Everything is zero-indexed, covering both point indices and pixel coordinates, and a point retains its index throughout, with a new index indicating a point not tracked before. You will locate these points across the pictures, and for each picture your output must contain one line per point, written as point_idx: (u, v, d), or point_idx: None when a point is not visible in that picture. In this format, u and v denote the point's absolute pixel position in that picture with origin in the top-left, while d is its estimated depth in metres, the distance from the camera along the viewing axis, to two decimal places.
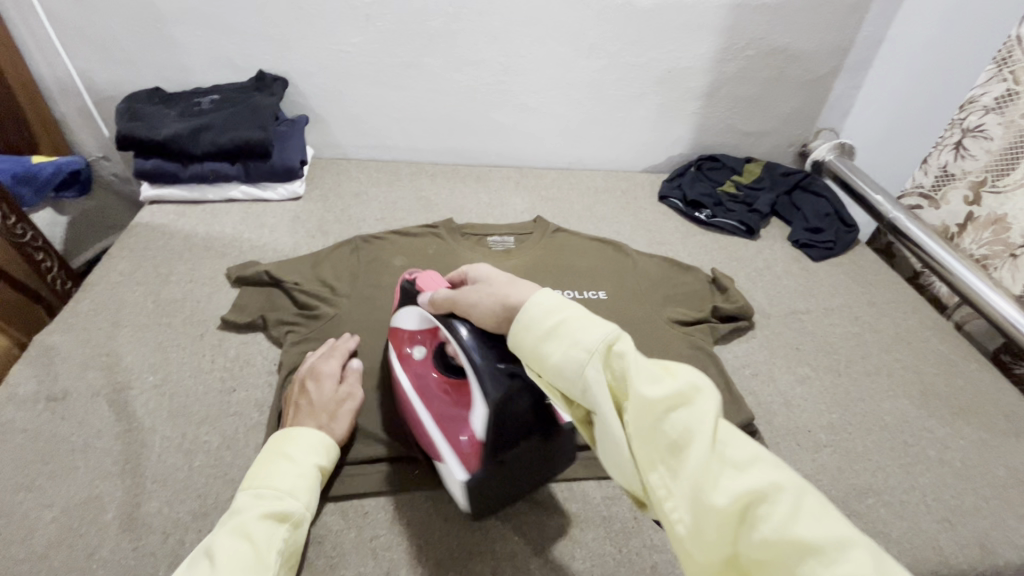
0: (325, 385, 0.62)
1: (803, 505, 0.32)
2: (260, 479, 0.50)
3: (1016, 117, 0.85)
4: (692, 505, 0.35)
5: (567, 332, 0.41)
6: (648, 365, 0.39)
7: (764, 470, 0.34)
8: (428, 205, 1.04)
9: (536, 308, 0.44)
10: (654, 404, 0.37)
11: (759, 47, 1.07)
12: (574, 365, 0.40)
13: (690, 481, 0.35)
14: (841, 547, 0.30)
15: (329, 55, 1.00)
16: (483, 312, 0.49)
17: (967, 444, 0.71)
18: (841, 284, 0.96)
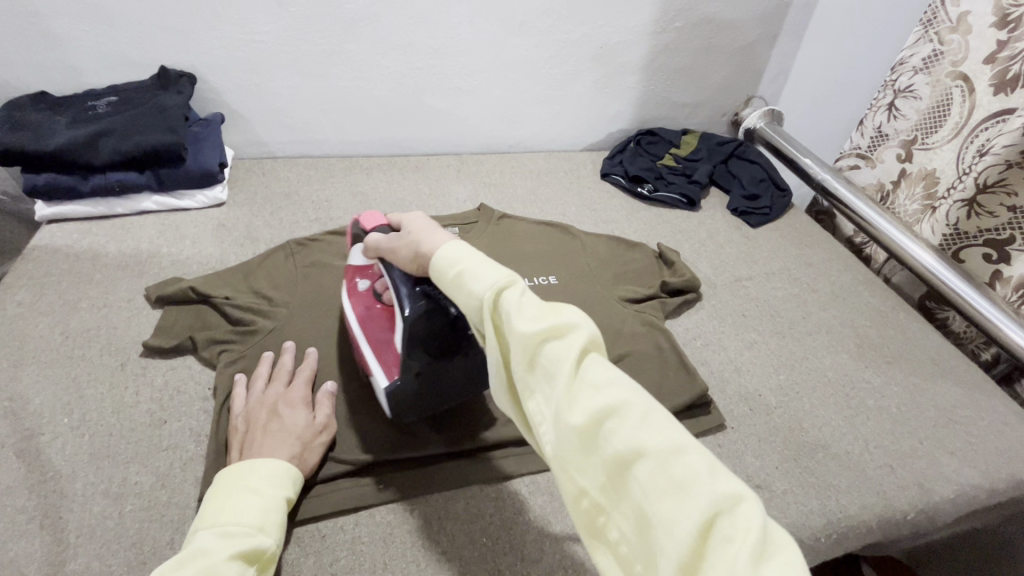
0: (297, 411, 0.59)
1: (651, 422, 0.33)
2: (225, 514, 0.47)
3: (942, 75, 0.89)
4: (556, 426, 0.36)
5: (461, 277, 0.42)
6: (532, 303, 0.40)
7: (622, 391, 0.35)
8: (365, 201, 0.99)
9: (444, 257, 0.44)
10: (532, 338, 0.37)
11: (688, 19, 1.08)
12: (467, 304, 0.41)
13: (556, 405, 0.36)
14: (678, 454, 0.31)
15: (240, 46, 0.92)
16: (406, 258, 0.51)
17: (901, 391, 0.75)
18: (779, 247, 0.99)
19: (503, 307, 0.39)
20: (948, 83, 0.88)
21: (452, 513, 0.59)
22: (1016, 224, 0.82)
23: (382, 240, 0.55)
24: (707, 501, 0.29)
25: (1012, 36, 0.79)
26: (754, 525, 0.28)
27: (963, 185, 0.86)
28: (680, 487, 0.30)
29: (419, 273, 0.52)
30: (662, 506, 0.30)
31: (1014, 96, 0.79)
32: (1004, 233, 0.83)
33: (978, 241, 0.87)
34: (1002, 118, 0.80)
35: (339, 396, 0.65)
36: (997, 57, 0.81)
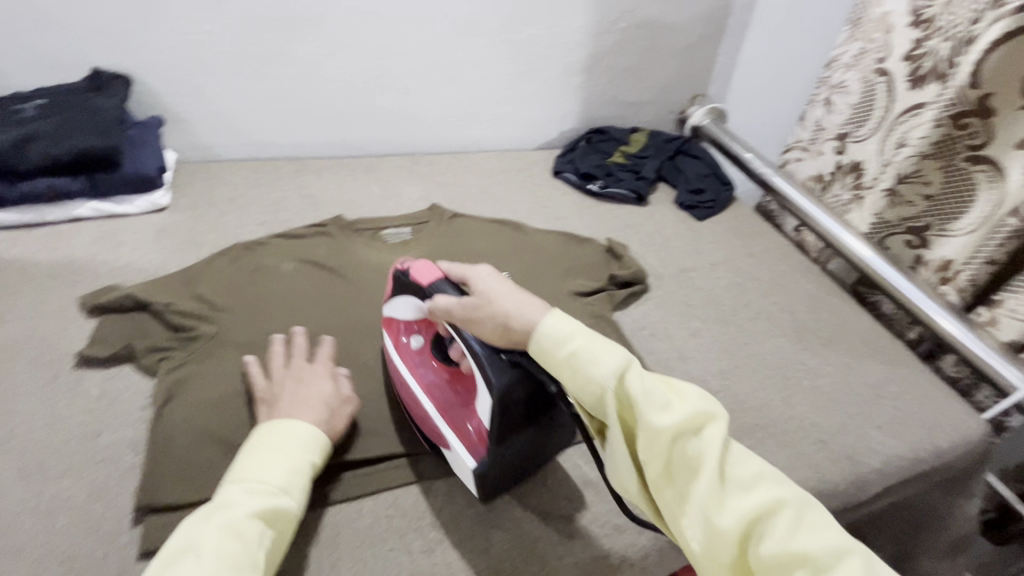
0: (322, 382, 0.61)
1: (800, 521, 0.44)
2: (253, 473, 0.49)
3: (869, 71, 0.93)
4: (704, 523, 0.45)
5: (580, 356, 0.49)
6: (657, 394, 0.48)
7: (767, 491, 0.45)
8: (315, 203, 0.98)
9: (550, 335, 0.50)
10: (670, 434, 0.46)
11: (631, 20, 1.11)
12: (586, 390, 0.49)
13: (707, 508, 0.45)
14: (834, 555, 0.42)
15: (179, 46, 0.90)
16: (489, 330, 0.52)
17: (835, 370, 0.80)
18: (723, 238, 1.03)
19: (631, 396, 0.48)
20: (873, 78, 0.93)
21: (400, 511, 0.60)
22: (932, 212, 0.88)
23: (454, 303, 0.53)
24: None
25: (924, 36, 0.84)
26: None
27: (886, 175, 0.92)
28: None
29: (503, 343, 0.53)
30: None
31: (926, 90, 0.84)
32: (922, 220, 0.90)
33: (900, 229, 0.93)
34: (914, 112, 0.86)
35: None
36: (913, 54, 0.86)
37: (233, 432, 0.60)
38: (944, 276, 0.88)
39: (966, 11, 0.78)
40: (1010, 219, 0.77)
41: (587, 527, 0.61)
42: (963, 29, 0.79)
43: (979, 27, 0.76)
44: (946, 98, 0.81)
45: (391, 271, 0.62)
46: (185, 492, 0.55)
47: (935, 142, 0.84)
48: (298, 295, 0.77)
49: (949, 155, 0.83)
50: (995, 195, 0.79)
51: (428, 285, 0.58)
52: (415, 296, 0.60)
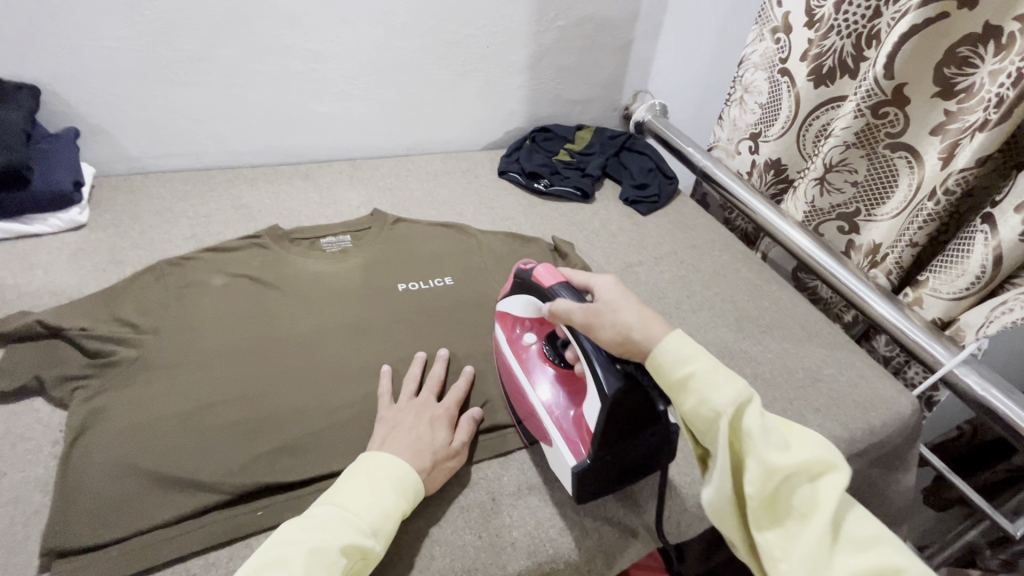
0: (441, 428, 0.62)
1: None
2: (356, 500, 0.51)
3: (773, 71, 0.98)
4: (810, 574, 0.43)
5: (698, 382, 0.48)
6: (773, 432, 0.47)
7: (883, 555, 0.44)
8: (248, 213, 0.94)
9: (671, 354, 0.49)
10: (784, 473, 0.45)
11: (569, 18, 1.11)
12: (699, 412, 0.48)
13: (815, 559, 0.43)
14: None
15: (91, 54, 0.85)
16: (608, 339, 0.53)
17: (774, 357, 0.81)
18: (667, 232, 1.05)
19: (746, 428, 0.46)
20: (777, 78, 0.97)
21: None
22: (860, 199, 0.92)
23: (576, 308, 0.56)
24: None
25: (819, 35, 0.88)
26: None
27: (814, 166, 0.93)
28: None
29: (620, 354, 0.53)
30: None
31: (837, 87, 0.90)
32: (851, 207, 0.94)
33: (832, 216, 0.97)
34: (834, 105, 0.91)
35: (212, 423, 0.62)
36: (811, 54, 0.89)
37: (151, 463, 0.57)
38: (874, 259, 0.92)
39: (860, 11, 0.82)
40: (928, 202, 0.80)
41: (533, 534, 0.59)
42: (861, 26, 0.84)
43: (880, 22, 0.82)
44: (864, 88, 0.82)
45: (513, 271, 0.67)
46: (96, 531, 0.53)
47: (857, 132, 0.86)
48: (228, 311, 0.73)
49: (871, 144, 0.87)
50: (914, 179, 0.83)
51: (549, 289, 0.61)
52: (534, 297, 0.64)
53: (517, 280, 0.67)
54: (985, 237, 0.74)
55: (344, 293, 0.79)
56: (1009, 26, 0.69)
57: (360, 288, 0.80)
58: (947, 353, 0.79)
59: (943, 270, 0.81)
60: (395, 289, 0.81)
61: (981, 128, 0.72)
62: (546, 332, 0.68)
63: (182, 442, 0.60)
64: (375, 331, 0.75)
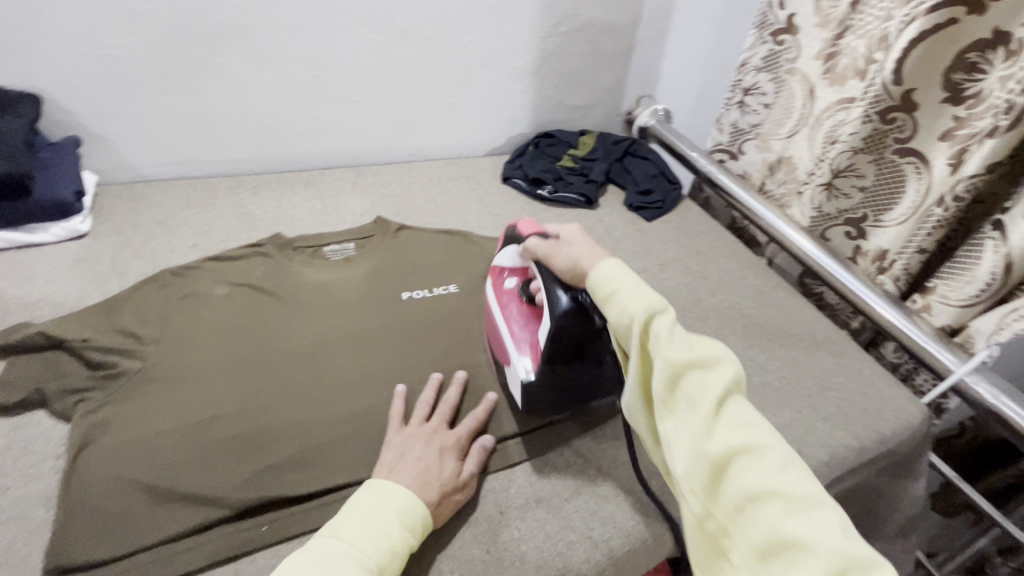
0: (450, 458, 0.61)
1: (790, 472, 0.44)
2: (361, 537, 0.51)
3: (781, 72, 0.99)
4: (693, 452, 0.46)
5: (616, 295, 0.53)
6: (680, 335, 0.50)
7: (762, 438, 0.46)
8: (251, 221, 0.93)
9: (603, 273, 0.55)
10: (680, 368, 0.48)
11: (571, 23, 1.11)
12: (617, 317, 0.52)
13: (697, 437, 0.46)
14: (812, 506, 0.42)
15: (92, 62, 0.84)
16: (562, 266, 0.61)
17: (782, 364, 0.81)
18: (671, 238, 1.04)
19: (654, 332, 0.50)
20: (786, 80, 0.98)
21: None
22: (867, 204, 0.92)
23: (541, 242, 0.64)
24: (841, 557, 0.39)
25: (834, 34, 0.90)
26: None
27: (821, 172, 0.92)
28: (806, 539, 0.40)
29: (571, 280, 0.61)
30: (796, 547, 0.40)
31: (847, 87, 0.89)
32: (858, 212, 0.93)
33: (839, 221, 0.97)
34: (844, 106, 0.90)
35: (216, 435, 0.61)
36: (826, 52, 0.92)
37: (153, 477, 0.57)
38: (881, 266, 0.91)
39: (876, 11, 0.83)
40: (936, 208, 0.79)
41: (541, 547, 0.59)
42: (876, 27, 0.84)
43: (891, 24, 0.80)
44: (871, 94, 0.82)
45: (506, 227, 0.76)
46: (98, 547, 0.52)
47: (865, 137, 0.86)
48: (231, 320, 0.73)
49: (878, 149, 0.88)
50: (923, 185, 0.82)
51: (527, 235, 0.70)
52: (517, 245, 0.72)
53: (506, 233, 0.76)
54: (995, 245, 0.74)
55: (347, 301, 0.79)
56: (1017, 32, 0.68)
57: (364, 296, 0.80)
58: (957, 360, 0.78)
59: (952, 277, 0.80)
60: (399, 297, 0.80)
61: (990, 135, 0.71)
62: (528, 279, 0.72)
63: (186, 455, 0.59)
64: (379, 340, 0.74)
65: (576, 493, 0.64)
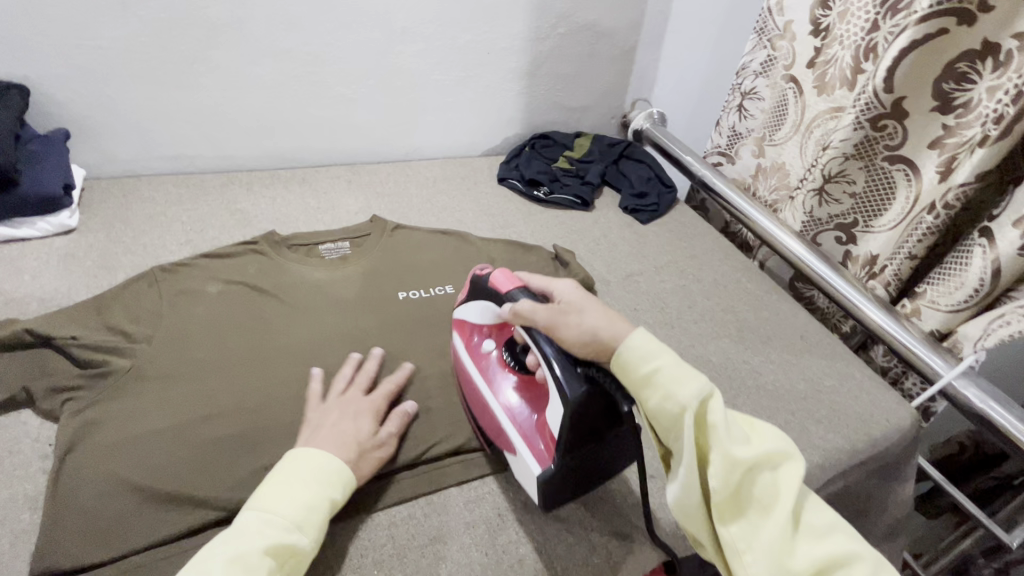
0: (366, 422, 0.61)
1: (857, 567, 0.48)
2: (277, 501, 0.51)
3: (777, 78, 1.00)
4: (772, 565, 0.47)
5: (664, 383, 0.50)
6: (734, 428, 0.51)
7: (825, 537, 0.49)
8: (244, 218, 0.92)
9: (637, 351, 0.52)
10: (746, 467, 0.49)
11: (569, 26, 1.11)
12: (670, 411, 0.50)
13: (774, 547, 0.48)
14: None
15: (82, 54, 0.83)
16: (573, 339, 0.55)
17: (776, 368, 0.81)
18: (666, 241, 1.05)
19: (714, 429, 0.50)
20: (783, 86, 0.99)
21: (337, 551, 0.56)
22: (857, 210, 0.93)
23: (539, 309, 0.57)
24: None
25: (824, 44, 0.92)
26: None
27: (813, 177, 0.94)
28: None
29: (585, 354, 0.54)
30: None
31: (837, 95, 0.91)
32: (849, 217, 0.94)
33: (829, 226, 0.98)
34: (832, 116, 0.93)
35: (209, 435, 0.60)
36: (817, 61, 0.93)
37: (145, 478, 0.56)
38: (872, 270, 0.93)
39: (860, 21, 0.85)
40: (927, 215, 0.81)
41: (539, 551, 0.59)
42: (861, 38, 0.85)
43: (877, 35, 0.82)
44: (863, 101, 0.82)
45: (470, 277, 0.67)
46: (90, 549, 0.51)
47: (857, 144, 0.87)
48: (226, 318, 0.72)
49: (869, 155, 0.88)
50: (912, 192, 0.84)
51: (506, 293, 0.61)
52: (493, 303, 0.63)
53: (475, 284, 0.66)
54: (983, 250, 0.75)
55: (343, 300, 0.78)
56: (1006, 44, 0.70)
57: (359, 295, 0.79)
58: (946, 364, 0.80)
59: (941, 282, 0.82)
60: (394, 297, 0.80)
61: (981, 144, 0.73)
62: (505, 338, 0.67)
63: (178, 454, 0.58)
64: (376, 339, 0.74)
65: (574, 496, 0.64)
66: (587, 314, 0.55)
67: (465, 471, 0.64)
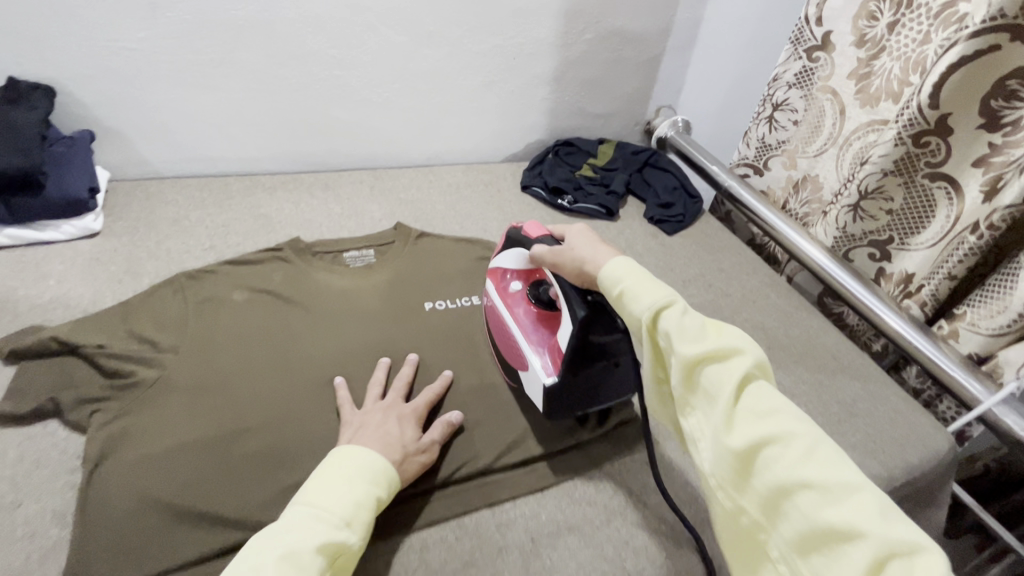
0: (409, 426, 0.61)
1: (816, 454, 0.39)
2: (329, 496, 0.49)
3: (815, 91, 0.98)
4: (717, 447, 0.44)
5: (625, 296, 0.51)
6: (694, 325, 0.48)
7: (786, 422, 0.41)
8: (268, 223, 0.91)
9: (609, 274, 0.54)
10: (691, 357, 0.46)
11: (597, 31, 1.09)
12: (632, 319, 0.51)
13: (718, 430, 0.44)
14: (846, 491, 0.37)
15: (109, 55, 0.82)
16: (571, 271, 0.60)
17: (808, 389, 0.80)
18: (693, 253, 1.03)
19: (663, 327, 0.48)
20: (817, 98, 0.98)
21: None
22: (894, 226, 0.91)
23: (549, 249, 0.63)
24: (882, 543, 0.34)
25: (872, 54, 0.90)
26: (934, 570, 0.32)
27: (849, 192, 0.92)
28: (848, 529, 0.36)
29: (583, 283, 0.59)
30: (841, 540, 0.36)
31: (879, 108, 0.90)
32: (885, 234, 0.93)
33: (863, 242, 0.96)
34: (876, 128, 0.91)
35: (237, 449, 0.59)
36: (859, 72, 0.92)
37: (173, 494, 0.55)
38: (907, 289, 0.91)
39: (914, 33, 0.83)
40: (970, 236, 0.79)
41: None
42: (911, 50, 0.84)
43: (928, 47, 0.81)
44: (906, 116, 0.81)
45: (507, 228, 0.74)
46: (117, 570, 0.50)
47: (896, 160, 0.85)
48: (251, 327, 0.71)
49: (909, 172, 0.86)
50: (953, 211, 0.82)
51: (534, 237, 0.68)
52: (522, 248, 0.70)
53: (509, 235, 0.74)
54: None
55: (367, 310, 0.77)
56: None
57: (384, 306, 0.78)
58: (986, 391, 0.78)
59: (982, 304, 0.80)
60: (421, 308, 0.78)
61: None
62: (533, 280, 0.73)
63: (204, 471, 0.57)
64: (402, 352, 0.72)
65: (608, 521, 0.62)
66: (582, 248, 0.59)
67: (495, 492, 0.63)
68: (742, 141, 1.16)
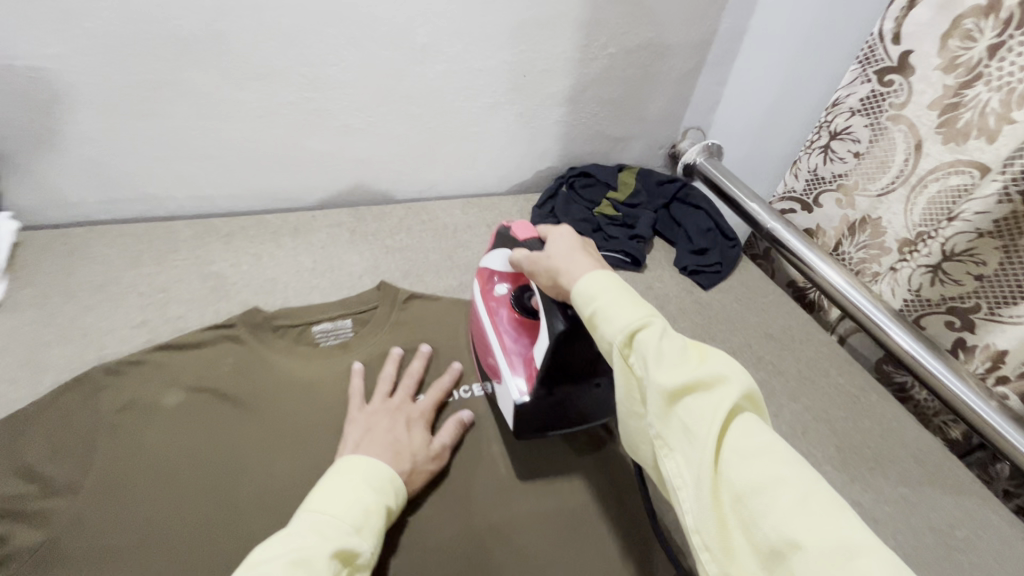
0: (419, 431, 0.58)
1: (816, 508, 0.32)
2: (339, 501, 0.46)
3: (885, 120, 0.81)
4: (699, 496, 0.36)
5: (596, 315, 0.44)
6: (676, 349, 0.41)
7: (779, 467, 0.34)
8: (221, 286, 0.74)
9: (582, 288, 0.46)
10: (671, 387, 0.38)
11: (622, 44, 0.92)
12: (604, 340, 0.44)
13: (700, 475, 0.36)
14: (855, 557, 0.30)
15: (8, 79, 0.63)
16: (547, 282, 0.52)
17: (893, 510, 0.64)
18: (736, 315, 0.87)
19: (638, 351, 0.41)
20: (887, 128, 0.81)
21: None
22: (982, 294, 0.75)
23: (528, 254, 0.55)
24: None
25: (964, 82, 0.72)
26: None
27: (929, 251, 0.77)
28: None
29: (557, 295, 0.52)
30: None
31: (969, 146, 0.72)
32: (969, 301, 0.77)
33: (940, 309, 0.81)
34: (962, 170, 0.74)
35: None
36: (945, 102, 0.74)
37: None
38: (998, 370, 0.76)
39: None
40: None
41: None
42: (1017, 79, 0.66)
43: None
44: None
45: (497, 226, 0.68)
46: None
47: (997, 220, 0.70)
48: (179, 451, 0.55)
49: (1013, 235, 0.70)
50: None
51: (521, 238, 0.62)
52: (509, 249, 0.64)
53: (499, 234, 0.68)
54: None
55: (338, 413, 0.60)
56: None
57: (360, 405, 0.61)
58: None
59: None
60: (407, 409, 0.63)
61: None
62: (520, 285, 0.66)
63: None
64: None
65: None
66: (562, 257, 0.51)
67: None
68: (789, 171, 0.99)
